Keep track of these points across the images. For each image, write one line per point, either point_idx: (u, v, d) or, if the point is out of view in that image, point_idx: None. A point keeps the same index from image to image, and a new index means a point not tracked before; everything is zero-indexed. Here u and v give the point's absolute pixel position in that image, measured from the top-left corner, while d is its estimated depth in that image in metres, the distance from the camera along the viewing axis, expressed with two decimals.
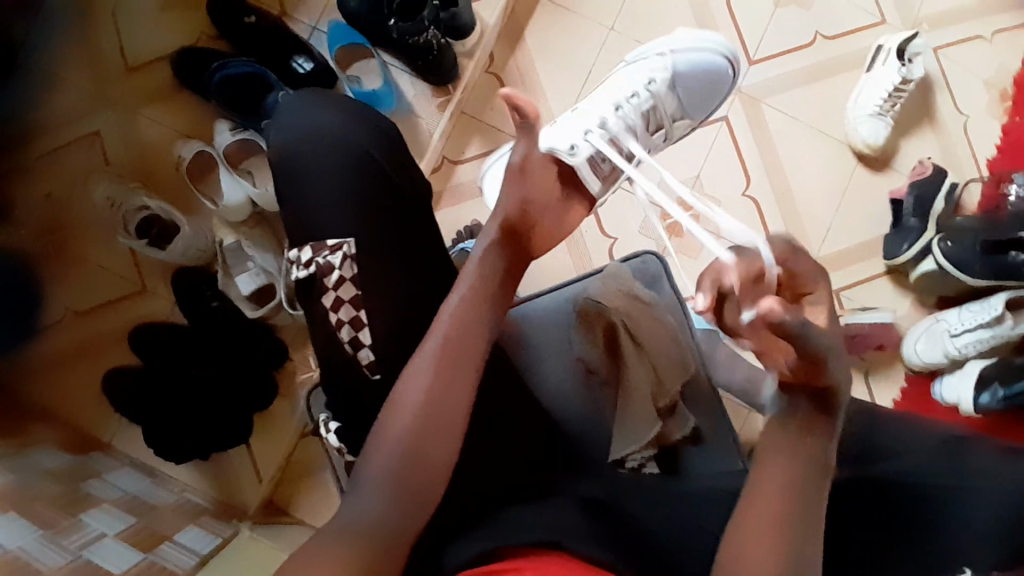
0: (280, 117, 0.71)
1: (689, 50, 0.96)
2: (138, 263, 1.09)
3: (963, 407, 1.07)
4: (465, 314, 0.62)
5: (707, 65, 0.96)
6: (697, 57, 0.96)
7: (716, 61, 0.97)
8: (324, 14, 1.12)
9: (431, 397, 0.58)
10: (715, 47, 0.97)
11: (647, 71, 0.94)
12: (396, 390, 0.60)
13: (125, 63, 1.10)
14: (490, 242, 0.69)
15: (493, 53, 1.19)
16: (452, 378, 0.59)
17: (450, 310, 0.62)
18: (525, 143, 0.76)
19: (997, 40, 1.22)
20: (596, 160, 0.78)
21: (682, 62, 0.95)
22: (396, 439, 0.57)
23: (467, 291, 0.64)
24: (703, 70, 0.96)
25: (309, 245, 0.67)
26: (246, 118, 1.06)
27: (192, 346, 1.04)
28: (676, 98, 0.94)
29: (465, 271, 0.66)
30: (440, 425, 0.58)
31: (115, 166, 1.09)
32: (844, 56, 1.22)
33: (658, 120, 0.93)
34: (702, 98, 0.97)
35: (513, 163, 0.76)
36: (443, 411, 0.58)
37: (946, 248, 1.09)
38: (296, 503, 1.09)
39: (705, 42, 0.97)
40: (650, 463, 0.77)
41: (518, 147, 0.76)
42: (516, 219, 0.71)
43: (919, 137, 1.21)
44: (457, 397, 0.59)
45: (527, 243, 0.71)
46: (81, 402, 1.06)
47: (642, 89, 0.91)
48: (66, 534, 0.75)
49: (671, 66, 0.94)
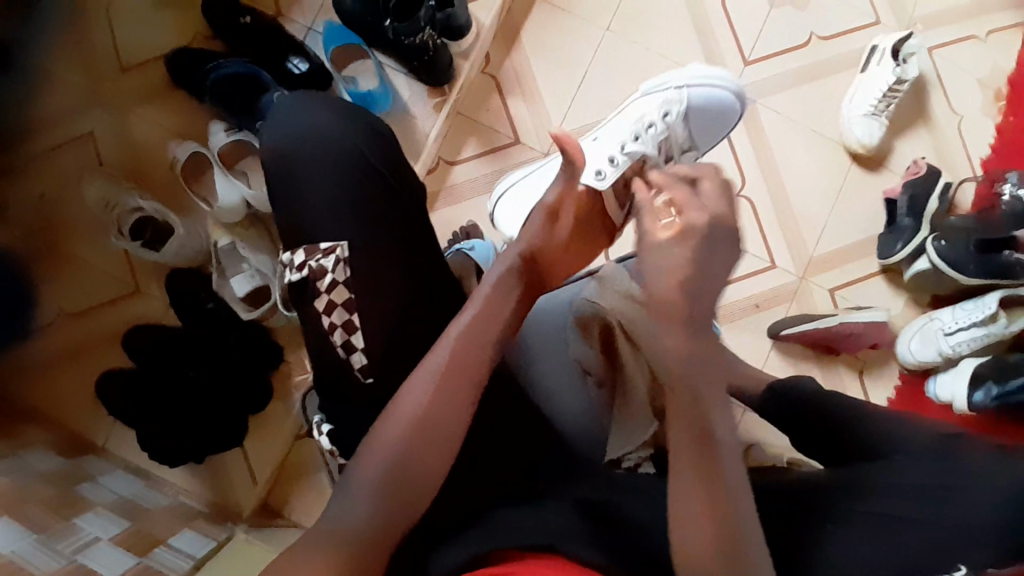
0: (275, 117, 0.71)
1: (704, 83, 0.97)
2: (132, 263, 1.08)
3: (957, 404, 1.08)
4: (473, 333, 0.63)
5: (718, 100, 0.97)
6: (713, 94, 0.97)
7: (725, 97, 0.98)
8: (319, 14, 1.12)
9: (431, 409, 0.58)
10: (730, 86, 0.98)
11: (663, 102, 0.96)
12: (397, 396, 0.59)
13: (118, 62, 1.09)
14: (507, 266, 0.70)
15: (489, 54, 1.19)
16: (453, 393, 0.59)
17: (459, 327, 0.63)
18: (561, 185, 0.78)
19: (992, 40, 1.22)
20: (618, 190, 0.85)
21: (696, 95, 0.97)
22: (391, 448, 0.56)
23: (478, 312, 0.64)
24: (715, 104, 0.98)
25: (303, 247, 0.67)
26: (238, 117, 1.05)
27: (185, 348, 1.03)
28: (687, 130, 0.96)
29: (479, 291, 0.67)
30: (436, 438, 0.57)
31: (108, 167, 1.08)
32: (839, 57, 1.22)
33: (670, 151, 0.95)
34: (709, 134, 1.00)
35: (548, 202, 0.77)
36: (441, 424, 0.58)
37: (940, 247, 1.09)
38: (291, 505, 1.09)
39: (711, 75, 0.98)
40: (646, 463, 0.74)
41: (553, 186, 0.79)
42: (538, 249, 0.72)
43: (913, 137, 1.21)
44: (457, 413, 0.59)
45: (539, 269, 0.72)
46: (74, 405, 1.05)
47: (659, 120, 0.94)
48: (59, 538, 0.74)
49: (686, 98, 0.96)
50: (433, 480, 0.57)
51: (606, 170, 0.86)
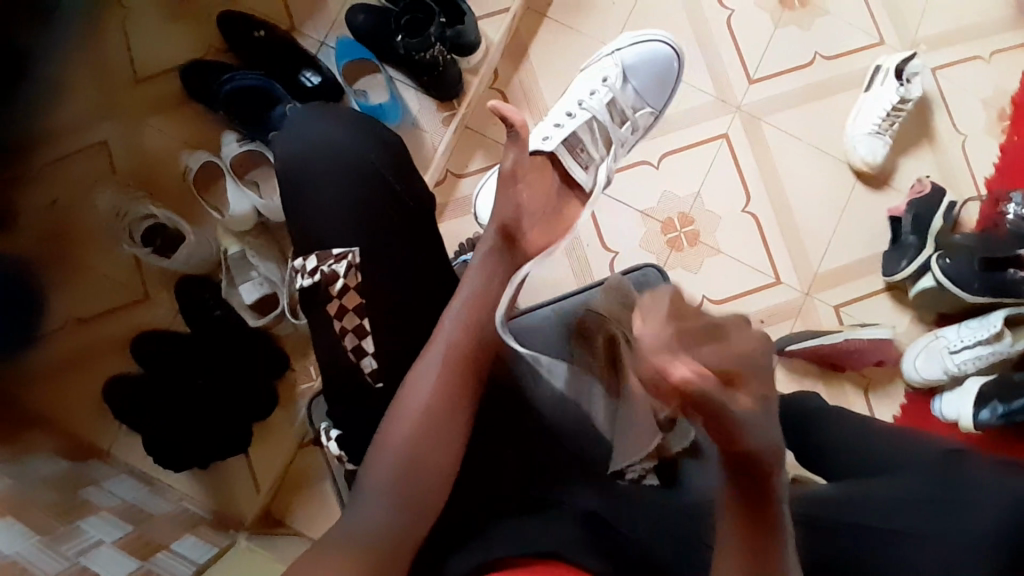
0: (287, 127, 0.72)
1: (633, 43, 1.01)
2: (142, 272, 1.11)
3: (962, 423, 1.08)
4: (467, 326, 0.63)
5: (653, 54, 1.00)
6: (643, 50, 1.00)
7: (661, 48, 1.00)
8: (332, 29, 1.14)
9: (433, 410, 0.59)
10: (660, 37, 1.01)
11: (599, 72, 0.98)
12: (398, 398, 0.60)
13: (135, 75, 1.12)
14: (488, 246, 0.69)
15: (498, 69, 1.21)
16: (455, 392, 0.60)
17: (450, 319, 0.63)
18: (514, 151, 0.75)
19: (996, 61, 1.24)
20: (570, 148, 0.84)
21: (629, 58, 1.00)
22: (400, 448, 0.57)
23: (466, 300, 0.65)
24: (651, 59, 1.00)
25: (315, 253, 0.68)
26: (253, 129, 1.07)
27: (193, 355, 1.04)
28: (630, 91, 0.98)
29: (464, 276, 0.67)
30: (439, 441, 0.58)
31: (122, 176, 1.10)
32: (843, 76, 1.23)
33: (621, 113, 0.96)
34: (655, 90, 1.01)
35: (505, 170, 0.75)
36: (443, 417, 0.59)
37: (945, 265, 1.09)
38: (293, 514, 1.09)
39: (641, 35, 1.01)
40: (650, 475, 0.70)
41: (507, 154, 0.76)
42: (509, 222, 0.71)
43: (917, 155, 1.22)
44: (456, 411, 0.60)
45: (520, 246, 0.71)
46: (82, 409, 1.06)
47: (598, 87, 0.96)
48: (63, 541, 0.74)
49: (620, 63, 0.99)
50: (440, 483, 0.58)
51: (553, 133, 0.86)
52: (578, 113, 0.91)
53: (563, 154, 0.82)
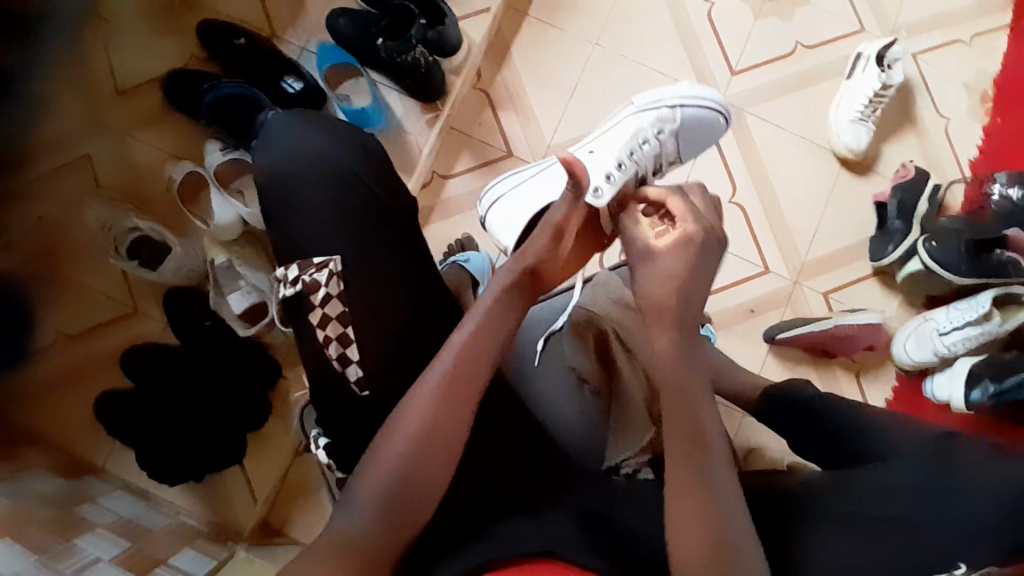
0: (271, 136, 0.72)
1: (696, 101, 0.90)
2: (130, 285, 1.09)
3: (954, 404, 1.09)
4: (470, 348, 0.62)
5: (708, 117, 0.91)
6: (705, 112, 0.90)
7: (713, 115, 0.91)
8: (312, 35, 1.14)
9: (427, 422, 0.58)
10: (718, 102, 0.91)
11: (655, 118, 0.88)
12: (396, 409, 0.60)
13: (115, 85, 1.11)
14: (506, 283, 0.68)
15: (481, 69, 1.21)
16: (453, 408, 0.59)
17: (458, 343, 0.62)
18: (567, 206, 0.76)
19: (976, 44, 1.25)
20: (618, 204, 0.78)
21: (690, 113, 0.90)
22: (395, 461, 0.57)
23: (474, 327, 0.64)
24: (706, 123, 0.91)
25: (296, 262, 0.68)
26: (238, 140, 1.07)
27: (184, 368, 1.04)
28: (676, 147, 0.90)
29: (475, 308, 0.66)
30: (432, 453, 0.58)
31: (105, 190, 1.09)
32: (824, 64, 1.24)
33: (659, 167, 0.89)
34: (696, 151, 0.93)
35: (553, 220, 0.75)
36: (442, 435, 0.58)
37: (931, 248, 1.10)
38: (291, 523, 1.08)
39: (705, 93, 0.90)
40: (644, 470, 0.74)
41: (560, 207, 0.76)
42: (537, 265, 0.71)
43: (900, 141, 1.23)
44: (453, 427, 0.59)
45: (539, 283, 0.72)
46: (73, 426, 1.05)
47: (651, 138, 0.87)
48: (60, 559, 0.74)
49: (678, 117, 0.89)
50: (432, 495, 0.57)
51: (603, 183, 0.77)
52: (629, 166, 0.82)
53: (605, 212, 0.76)
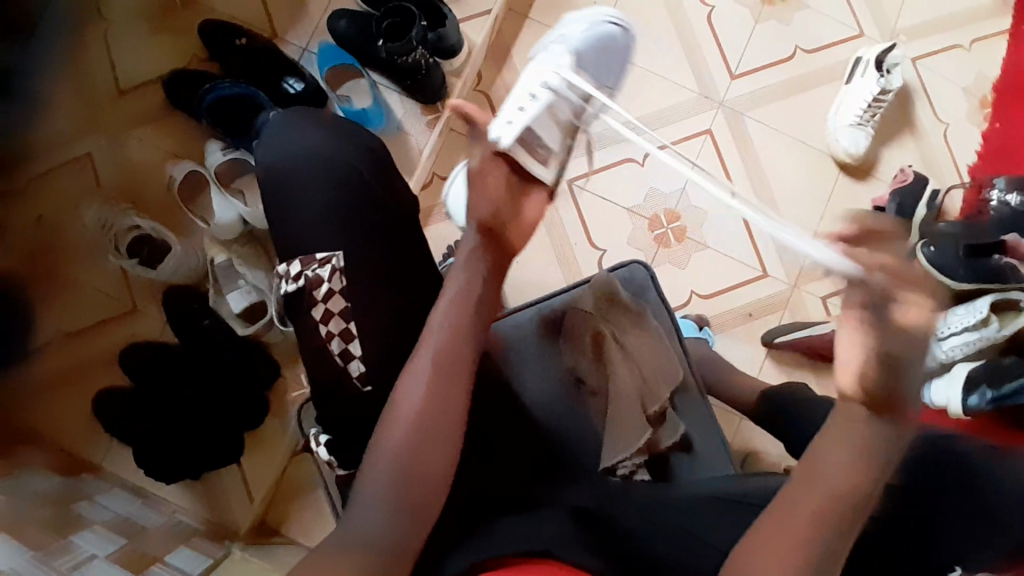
0: (268, 135, 0.72)
1: (591, 28, 0.93)
2: (129, 283, 1.09)
3: (952, 409, 1.08)
4: (454, 323, 0.63)
5: (603, 38, 0.92)
6: (601, 32, 0.93)
7: (607, 32, 0.93)
8: (314, 36, 1.14)
9: (426, 408, 0.58)
10: (611, 19, 0.95)
11: (554, 59, 0.86)
12: (391, 405, 0.60)
13: (117, 85, 1.11)
14: (470, 244, 0.69)
15: (481, 71, 1.21)
16: (448, 389, 0.60)
17: (440, 317, 0.63)
18: (479, 149, 0.75)
19: (976, 48, 1.25)
20: (530, 147, 0.75)
21: (582, 42, 0.90)
22: (393, 459, 0.56)
23: (452, 296, 0.64)
24: (603, 43, 0.92)
25: (298, 258, 0.68)
26: (237, 138, 1.06)
27: (181, 366, 1.04)
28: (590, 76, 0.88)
29: (450, 281, 0.66)
30: (431, 436, 0.57)
31: (106, 188, 1.09)
32: (823, 69, 1.24)
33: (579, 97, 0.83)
34: (608, 71, 0.94)
35: (472, 169, 0.74)
36: (437, 418, 0.58)
37: (930, 253, 1.08)
38: (288, 523, 1.09)
39: (602, 21, 0.95)
40: (641, 470, 0.75)
41: (472, 155, 0.76)
42: (489, 219, 0.70)
43: (899, 145, 1.23)
44: (450, 410, 0.59)
45: (507, 242, 0.70)
46: (73, 425, 1.05)
47: (552, 70, 0.82)
48: (56, 556, 0.73)
49: (569, 45, 0.89)
50: (439, 480, 0.57)
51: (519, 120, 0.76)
52: (540, 93, 0.79)
53: (516, 151, 0.73)
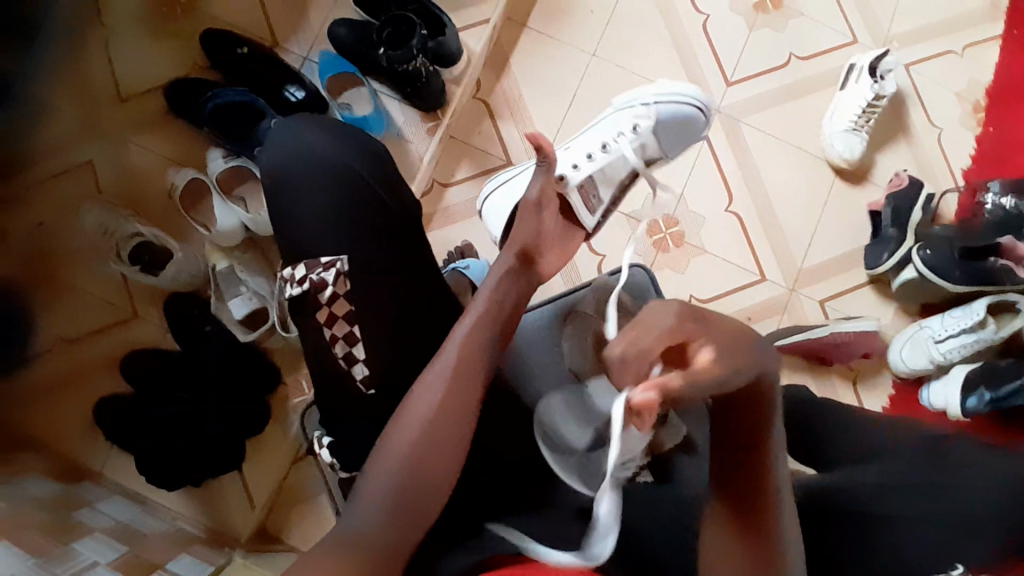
0: (270, 141, 0.73)
1: (672, 98, 0.97)
2: (130, 290, 1.10)
3: (951, 411, 1.09)
4: (472, 342, 0.63)
5: (685, 115, 0.97)
6: (681, 109, 0.97)
7: (690, 110, 0.97)
8: (315, 44, 1.15)
9: (435, 422, 0.58)
10: (696, 99, 0.98)
11: (632, 116, 0.95)
12: (401, 410, 0.60)
13: (119, 93, 1.12)
14: (504, 273, 0.70)
15: (480, 79, 1.22)
16: (460, 407, 0.60)
17: (459, 335, 0.63)
18: (542, 179, 0.76)
19: (968, 54, 1.27)
20: (583, 195, 0.86)
21: (666, 111, 0.96)
22: (400, 463, 0.57)
23: (476, 318, 0.65)
24: (681, 121, 0.97)
25: (303, 262, 0.68)
26: (237, 144, 1.07)
27: (183, 372, 1.04)
28: (656, 143, 0.96)
29: (474, 301, 0.67)
30: (439, 451, 0.58)
31: (107, 195, 1.10)
32: (818, 75, 1.26)
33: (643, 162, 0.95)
34: (676, 145, 0.99)
35: (530, 198, 0.76)
36: (447, 427, 0.59)
37: (926, 256, 1.11)
38: (289, 530, 1.08)
39: (681, 90, 0.98)
40: (644, 472, 0.74)
41: (534, 181, 0.77)
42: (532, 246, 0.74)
43: (894, 149, 1.25)
44: (459, 419, 0.59)
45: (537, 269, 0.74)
46: (73, 432, 1.05)
47: (628, 131, 0.93)
48: (58, 562, 0.73)
49: (654, 114, 0.96)
50: (443, 489, 0.58)
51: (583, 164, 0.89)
52: (613, 146, 0.91)
53: (572, 195, 0.84)
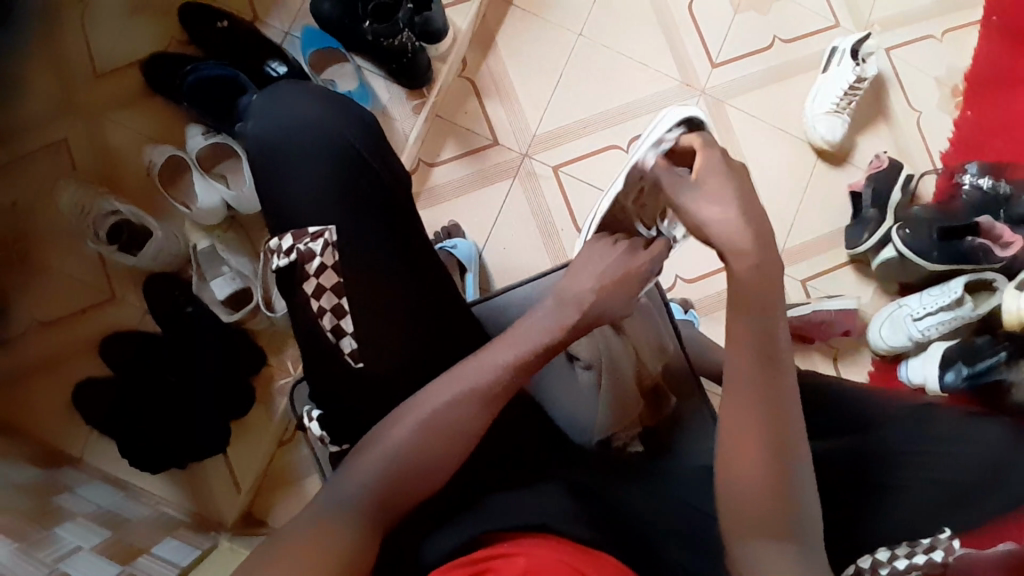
0: (257, 113, 0.71)
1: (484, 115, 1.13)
2: (107, 270, 1.07)
3: (929, 387, 1.12)
4: (505, 371, 0.60)
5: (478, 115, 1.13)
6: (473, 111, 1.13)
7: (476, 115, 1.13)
8: (297, 19, 1.13)
9: (443, 415, 0.57)
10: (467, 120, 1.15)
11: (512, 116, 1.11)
12: (409, 403, 0.59)
13: (93, 70, 1.09)
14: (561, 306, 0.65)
15: (466, 58, 1.21)
16: (471, 408, 0.58)
17: (496, 362, 0.60)
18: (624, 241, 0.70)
19: (947, 39, 1.29)
20: None
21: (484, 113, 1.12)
22: (396, 447, 0.56)
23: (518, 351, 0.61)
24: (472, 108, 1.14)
25: (290, 232, 0.67)
26: (217, 121, 1.04)
27: (163, 354, 1.01)
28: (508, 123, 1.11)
29: (524, 328, 0.63)
30: (445, 443, 0.57)
31: (82, 171, 1.07)
32: (801, 58, 1.27)
33: None
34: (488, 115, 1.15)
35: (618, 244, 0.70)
36: (451, 422, 0.57)
37: (905, 236, 1.13)
38: (274, 513, 1.06)
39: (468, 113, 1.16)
40: (634, 443, 0.75)
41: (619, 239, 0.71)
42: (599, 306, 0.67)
43: (874, 131, 1.26)
44: (465, 424, 0.58)
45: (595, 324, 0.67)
46: (51, 417, 1.03)
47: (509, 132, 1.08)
48: (39, 547, 0.71)
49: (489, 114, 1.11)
50: (442, 474, 0.57)
51: None
52: None
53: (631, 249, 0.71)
